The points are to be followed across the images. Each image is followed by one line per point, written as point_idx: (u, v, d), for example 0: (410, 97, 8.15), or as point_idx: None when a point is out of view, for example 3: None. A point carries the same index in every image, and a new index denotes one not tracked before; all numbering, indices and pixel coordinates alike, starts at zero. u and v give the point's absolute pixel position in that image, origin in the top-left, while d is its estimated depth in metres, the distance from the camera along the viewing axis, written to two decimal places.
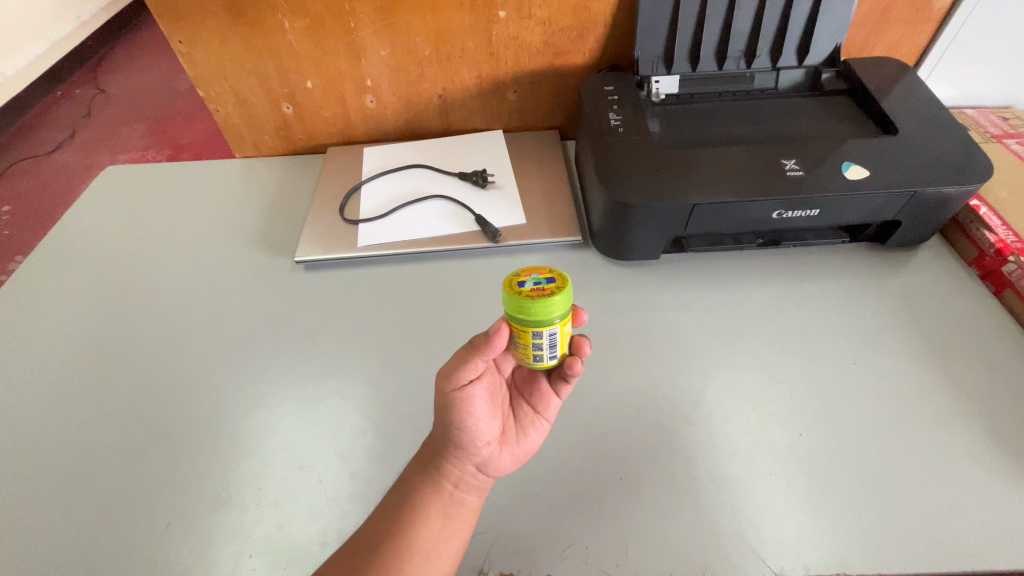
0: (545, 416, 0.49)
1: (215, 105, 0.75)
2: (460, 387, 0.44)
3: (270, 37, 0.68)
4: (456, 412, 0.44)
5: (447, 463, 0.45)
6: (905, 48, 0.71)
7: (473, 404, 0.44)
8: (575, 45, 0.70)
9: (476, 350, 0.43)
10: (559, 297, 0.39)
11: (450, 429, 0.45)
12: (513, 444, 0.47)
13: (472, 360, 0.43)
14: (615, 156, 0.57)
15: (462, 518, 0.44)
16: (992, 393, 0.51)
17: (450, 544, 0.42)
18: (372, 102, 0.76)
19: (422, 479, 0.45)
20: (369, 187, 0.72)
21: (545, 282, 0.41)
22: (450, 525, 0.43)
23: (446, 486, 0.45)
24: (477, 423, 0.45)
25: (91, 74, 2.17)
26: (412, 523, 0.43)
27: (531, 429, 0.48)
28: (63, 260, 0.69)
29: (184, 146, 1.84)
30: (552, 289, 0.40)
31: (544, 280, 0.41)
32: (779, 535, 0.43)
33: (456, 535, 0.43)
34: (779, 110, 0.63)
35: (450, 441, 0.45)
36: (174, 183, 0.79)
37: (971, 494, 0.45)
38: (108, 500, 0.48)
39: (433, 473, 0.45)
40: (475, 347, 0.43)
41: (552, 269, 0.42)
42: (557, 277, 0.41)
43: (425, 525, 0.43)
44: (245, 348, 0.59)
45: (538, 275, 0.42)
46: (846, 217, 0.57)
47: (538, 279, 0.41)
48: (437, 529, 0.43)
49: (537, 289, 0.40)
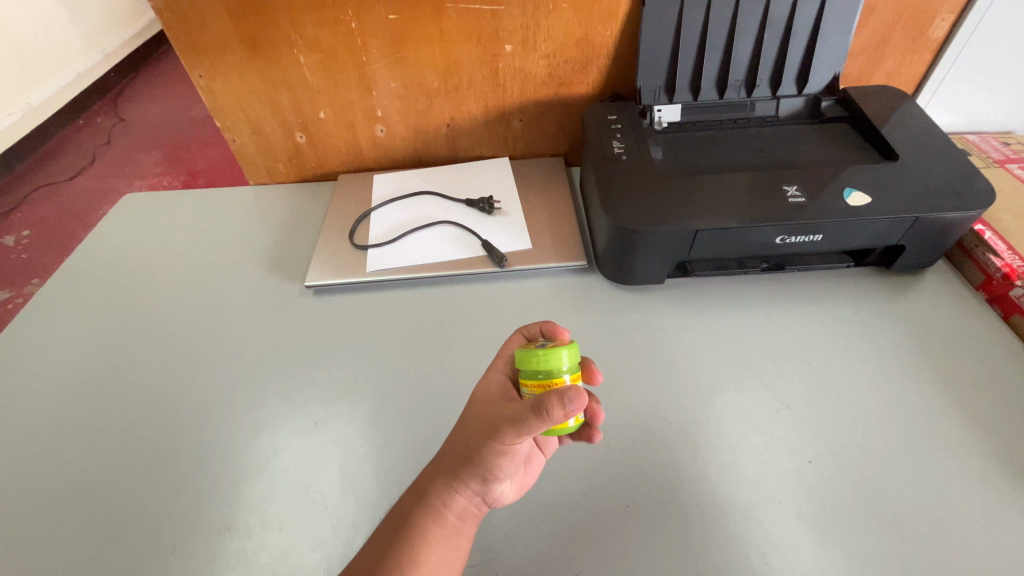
0: (542, 445, 0.49)
1: (231, 135, 0.78)
2: (511, 442, 0.40)
3: (286, 72, 0.71)
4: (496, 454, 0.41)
5: (456, 495, 0.43)
6: (902, 76, 0.75)
7: (513, 454, 0.42)
8: (578, 76, 0.72)
9: (547, 418, 0.37)
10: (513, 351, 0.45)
11: (477, 466, 0.42)
12: (518, 475, 0.46)
13: (538, 425, 0.38)
14: (619, 183, 0.59)
15: (462, 544, 0.44)
16: (1004, 414, 0.51)
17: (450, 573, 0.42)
18: (382, 132, 0.78)
19: (424, 506, 0.43)
20: (378, 214, 0.73)
21: (545, 342, 0.44)
22: (450, 554, 0.43)
23: (449, 515, 0.43)
24: (508, 467, 0.43)
25: (112, 103, 2.26)
26: (417, 553, 0.42)
27: (534, 460, 0.48)
28: (77, 283, 0.70)
29: (201, 171, 1.90)
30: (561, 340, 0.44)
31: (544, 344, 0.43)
32: (791, 564, 0.43)
33: (457, 562, 0.43)
34: (780, 139, 0.66)
35: (473, 477, 0.42)
36: (185, 208, 0.80)
37: (987, 521, 0.44)
38: (111, 524, 0.48)
39: (437, 504, 0.43)
40: (548, 417, 0.37)
41: (530, 353, 0.41)
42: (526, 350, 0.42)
43: (430, 553, 0.42)
44: (252, 371, 0.58)
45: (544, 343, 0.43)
46: (850, 241, 0.59)
47: (535, 344, 0.44)
48: (437, 560, 0.42)
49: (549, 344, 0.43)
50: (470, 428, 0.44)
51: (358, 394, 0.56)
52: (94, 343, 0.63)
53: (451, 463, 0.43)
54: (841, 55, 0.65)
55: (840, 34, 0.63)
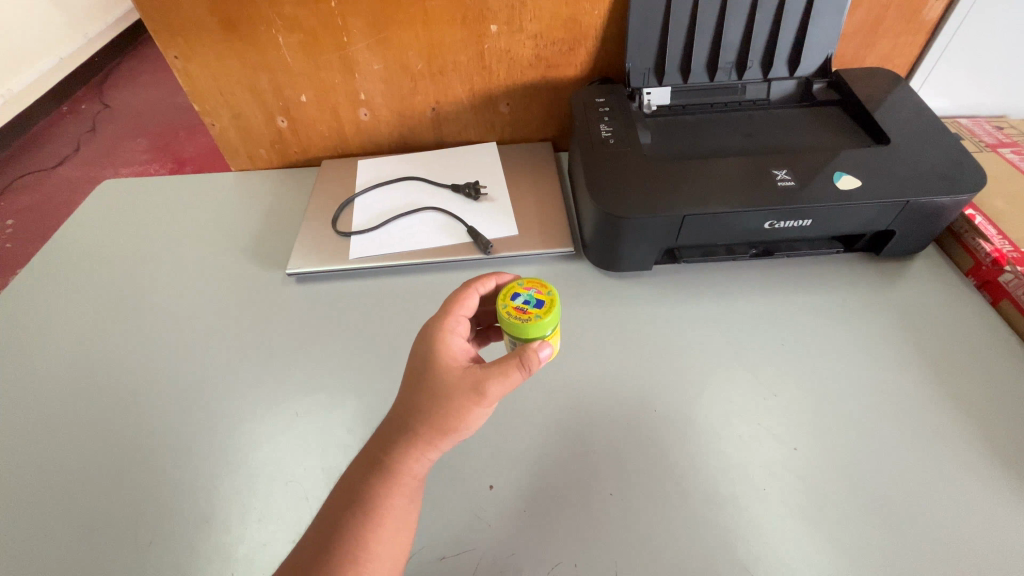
0: None
1: (210, 119, 0.76)
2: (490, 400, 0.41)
3: (264, 53, 0.68)
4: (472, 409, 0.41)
5: (417, 458, 0.41)
6: (896, 59, 0.73)
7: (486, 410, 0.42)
8: (566, 58, 0.70)
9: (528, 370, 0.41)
10: (513, 323, 0.44)
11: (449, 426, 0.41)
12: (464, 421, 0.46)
13: (517, 376, 0.41)
14: (606, 167, 0.58)
15: (415, 505, 0.42)
16: (990, 399, 0.51)
17: (404, 537, 0.40)
18: (366, 115, 0.76)
19: (381, 470, 0.40)
20: (362, 200, 0.71)
21: (519, 295, 0.46)
22: (405, 518, 0.41)
23: (411, 481, 0.41)
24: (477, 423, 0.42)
25: (96, 89, 2.21)
26: (381, 525, 0.39)
27: None
28: (52, 272, 0.68)
29: (188, 159, 1.87)
30: (532, 287, 0.47)
31: (533, 303, 0.46)
32: (774, 553, 0.42)
33: (410, 525, 0.41)
34: (771, 123, 0.64)
35: (445, 438, 0.41)
36: (164, 195, 0.78)
37: (971, 507, 0.44)
38: (88, 518, 0.47)
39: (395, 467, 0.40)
40: (528, 366, 0.41)
41: (546, 310, 0.45)
42: (539, 310, 0.45)
43: (386, 519, 0.39)
44: (233, 361, 0.57)
45: (534, 302, 0.46)
46: (839, 226, 0.58)
47: (517, 303, 0.46)
48: (394, 527, 0.40)
49: (530, 303, 0.46)
50: (436, 387, 0.41)
51: (341, 383, 0.55)
52: (71, 334, 0.61)
53: (417, 426, 0.41)
54: (834, 37, 0.63)
55: (833, 15, 0.62)
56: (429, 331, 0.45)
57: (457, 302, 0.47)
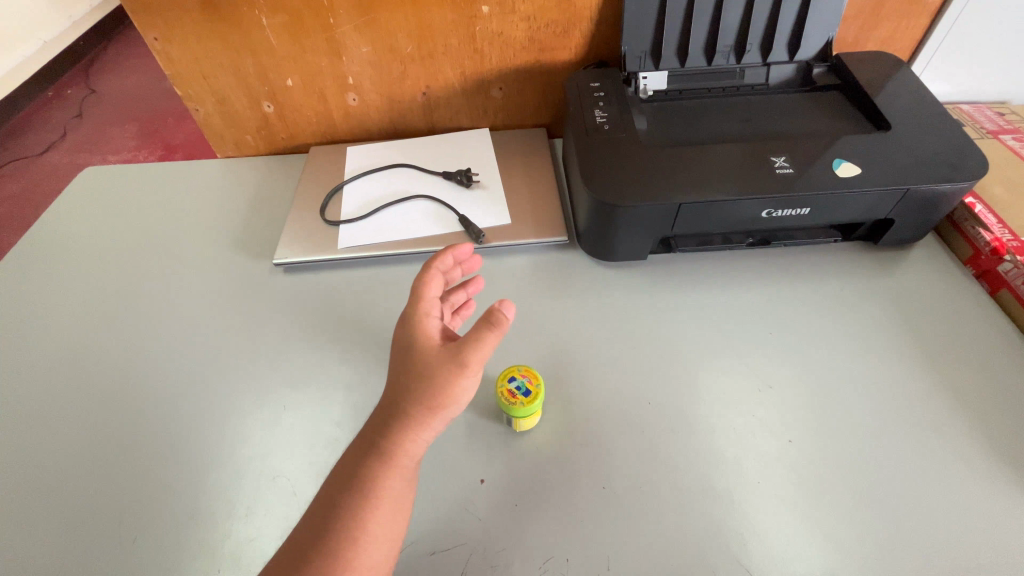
0: None
1: (193, 104, 0.73)
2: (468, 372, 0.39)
3: (248, 35, 0.66)
4: (459, 383, 0.39)
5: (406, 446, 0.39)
6: (898, 43, 0.72)
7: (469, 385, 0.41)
8: (560, 40, 0.68)
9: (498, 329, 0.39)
10: (516, 407, 0.47)
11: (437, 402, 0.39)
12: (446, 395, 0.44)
13: (489, 338, 0.39)
14: (601, 154, 0.57)
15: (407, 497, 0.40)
16: (987, 390, 0.50)
17: (396, 530, 0.39)
18: (355, 100, 0.74)
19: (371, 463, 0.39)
20: (350, 188, 0.70)
21: (514, 379, 0.49)
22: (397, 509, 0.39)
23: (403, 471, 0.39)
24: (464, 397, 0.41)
25: (82, 74, 2.15)
26: (376, 514, 0.38)
27: None
28: (32, 262, 0.66)
29: (177, 146, 1.83)
30: (525, 373, 0.50)
31: (527, 387, 0.49)
32: (768, 547, 0.42)
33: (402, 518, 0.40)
34: (769, 108, 0.63)
35: (435, 420, 0.39)
36: (148, 182, 0.76)
37: (965, 500, 0.44)
38: (71, 513, 0.46)
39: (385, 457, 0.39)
40: (495, 324, 0.39)
41: (540, 394, 0.48)
42: (535, 393, 0.48)
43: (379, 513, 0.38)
44: (219, 354, 0.56)
45: (528, 386, 0.49)
46: (838, 215, 0.57)
47: (513, 386, 0.48)
48: (385, 520, 0.38)
49: (526, 390, 0.48)
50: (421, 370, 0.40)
51: (330, 376, 0.54)
52: (53, 325, 0.60)
53: (405, 411, 0.39)
54: (835, 20, 0.61)
55: None
56: (405, 317, 0.43)
57: (427, 280, 0.44)
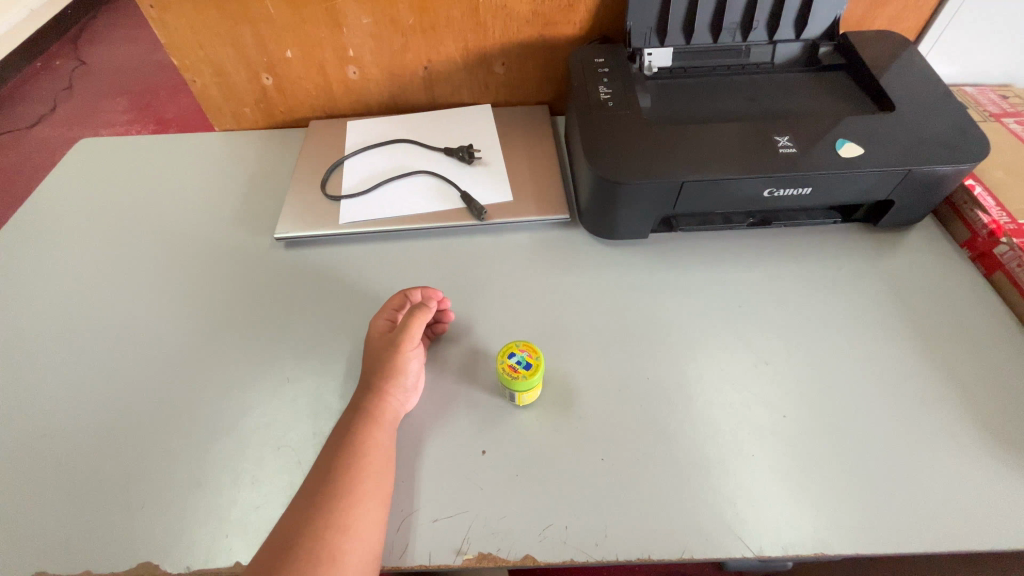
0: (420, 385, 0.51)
1: (190, 75, 0.72)
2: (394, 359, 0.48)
3: (246, 3, 0.64)
4: (394, 366, 0.47)
5: (364, 443, 0.44)
6: (906, 22, 0.70)
7: (401, 370, 0.48)
8: (564, 14, 0.67)
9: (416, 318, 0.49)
10: (520, 381, 0.47)
11: (378, 401, 0.46)
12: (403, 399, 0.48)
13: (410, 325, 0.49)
14: (604, 131, 0.56)
15: (379, 498, 0.42)
16: (978, 368, 0.51)
17: (367, 529, 0.40)
18: (355, 74, 0.73)
19: (338, 462, 0.43)
20: (352, 163, 0.69)
21: (514, 355, 0.50)
22: (364, 507, 0.41)
23: (370, 469, 0.43)
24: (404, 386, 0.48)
25: (71, 44, 2.10)
26: (344, 509, 0.40)
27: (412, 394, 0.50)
28: (29, 235, 0.66)
29: (172, 121, 1.80)
30: (526, 349, 0.50)
31: (527, 362, 0.49)
32: (762, 518, 0.43)
33: (375, 519, 0.41)
34: (774, 87, 0.62)
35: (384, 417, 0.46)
36: (145, 155, 0.75)
37: (951, 474, 0.45)
38: (80, 481, 0.47)
39: (347, 455, 0.43)
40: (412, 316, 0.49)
41: (541, 367, 0.49)
42: (535, 366, 0.49)
43: (348, 509, 0.40)
44: (221, 327, 0.56)
45: (528, 359, 0.49)
46: (839, 196, 0.57)
47: (514, 362, 0.49)
48: (353, 518, 0.40)
49: (526, 366, 0.49)
50: (372, 374, 0.48)
51: (332, 351, 0.54)
52: (52, 298, 0.60)
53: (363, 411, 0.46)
54: None
55: None
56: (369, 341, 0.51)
57: (385, 307, 0.53)
